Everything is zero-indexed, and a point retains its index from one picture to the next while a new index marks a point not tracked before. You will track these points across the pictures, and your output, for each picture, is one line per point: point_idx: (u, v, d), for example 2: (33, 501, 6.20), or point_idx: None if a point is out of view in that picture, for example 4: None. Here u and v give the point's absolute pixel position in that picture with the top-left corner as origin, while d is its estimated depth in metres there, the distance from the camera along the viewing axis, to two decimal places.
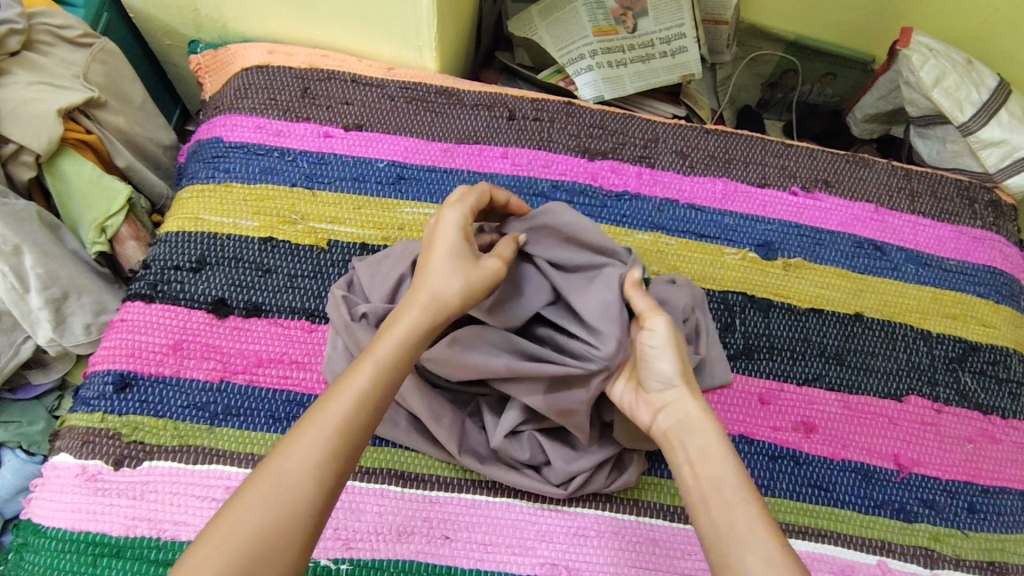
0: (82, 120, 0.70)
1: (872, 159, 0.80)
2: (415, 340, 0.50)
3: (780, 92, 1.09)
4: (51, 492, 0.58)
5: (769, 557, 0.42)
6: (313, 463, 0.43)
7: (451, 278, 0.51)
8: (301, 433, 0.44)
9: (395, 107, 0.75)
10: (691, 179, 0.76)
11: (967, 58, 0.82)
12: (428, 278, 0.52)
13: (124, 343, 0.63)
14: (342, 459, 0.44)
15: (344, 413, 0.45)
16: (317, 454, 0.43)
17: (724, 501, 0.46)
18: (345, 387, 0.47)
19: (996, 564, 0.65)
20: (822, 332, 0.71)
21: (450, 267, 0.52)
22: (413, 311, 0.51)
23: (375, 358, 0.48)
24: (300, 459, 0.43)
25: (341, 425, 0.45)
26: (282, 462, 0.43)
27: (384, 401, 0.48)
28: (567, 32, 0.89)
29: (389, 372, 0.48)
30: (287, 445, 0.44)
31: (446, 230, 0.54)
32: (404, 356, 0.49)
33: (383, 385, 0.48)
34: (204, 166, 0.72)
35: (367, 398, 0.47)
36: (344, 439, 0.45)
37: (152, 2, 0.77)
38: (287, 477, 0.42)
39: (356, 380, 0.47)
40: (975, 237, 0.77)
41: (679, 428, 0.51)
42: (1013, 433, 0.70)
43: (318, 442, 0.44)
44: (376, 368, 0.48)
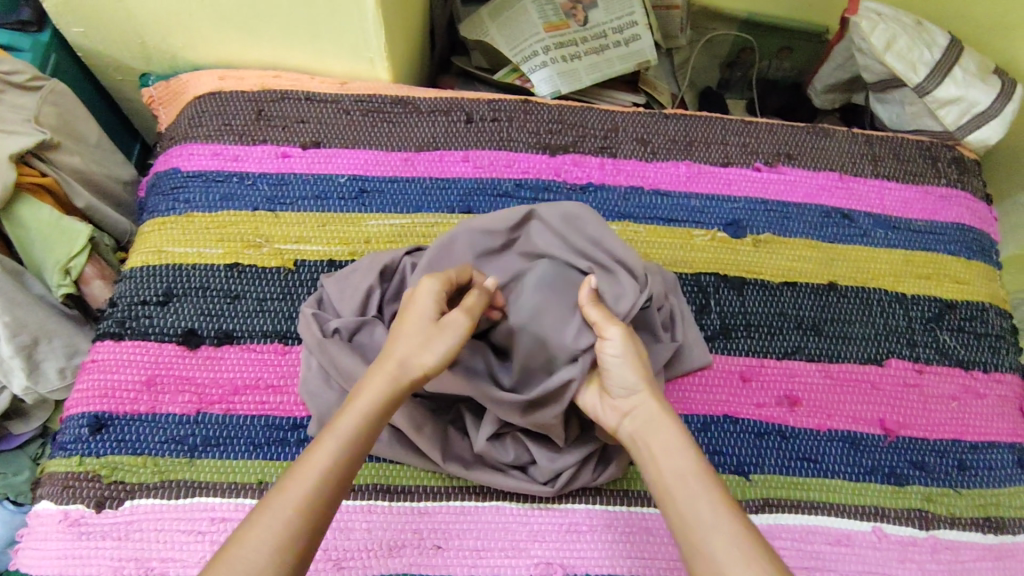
0: (36, 163, 0.70)
1: (832, 128, 0.80)
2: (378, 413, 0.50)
3: (739, 70, 1.09)
4: (34, 542, 0.57)
5: (736, 541, 0.44)
6: (276, 538, 0.43)
7: (424, 349, 0.52)
8: (263, 510, 0.44)
9: (351, 120, 0.75)
10: (653, 165, 0.76)
11: (916, 20, 0.81)
12: (395, 349, 0.52)
13: (96, 383, 0.62)
14: (307, 535, 0.44)
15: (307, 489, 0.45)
16: (281, 530, 0.43)
17: (687, 492, 0.47)
18: (306, 465, 0.46)
19: (991, 519, 0.65)
20: (798, 304, 0.71)
21: (426, 338, 0.52)
22: (378, 380, 0.50)
23: (337, 433, 0.48)
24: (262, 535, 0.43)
25: (317, 492, 0.45)
26: (246, 541, 0.42)
27: (347, 476, 0.47)
28: (518, 31, 0.89)
29: (352, 445, 0.48)
30: (251, 521, 0.44)
31: (417, 305, 0.54)
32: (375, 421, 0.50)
33: (356, 450, 0.48)
34: (164, 198, 0.71)
35: (330, 475, 0.46)
36: (306, 515, 0.44)
37: (98, 39, 0.77)
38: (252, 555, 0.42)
39: (329, 448, 0.47)
40: (941, 195, 0.78)
41: (644, 428, 0.51)
42: (996, 386, 0.71)
43: (294, 508, 0.44)
44: (340, 444, 0.47)
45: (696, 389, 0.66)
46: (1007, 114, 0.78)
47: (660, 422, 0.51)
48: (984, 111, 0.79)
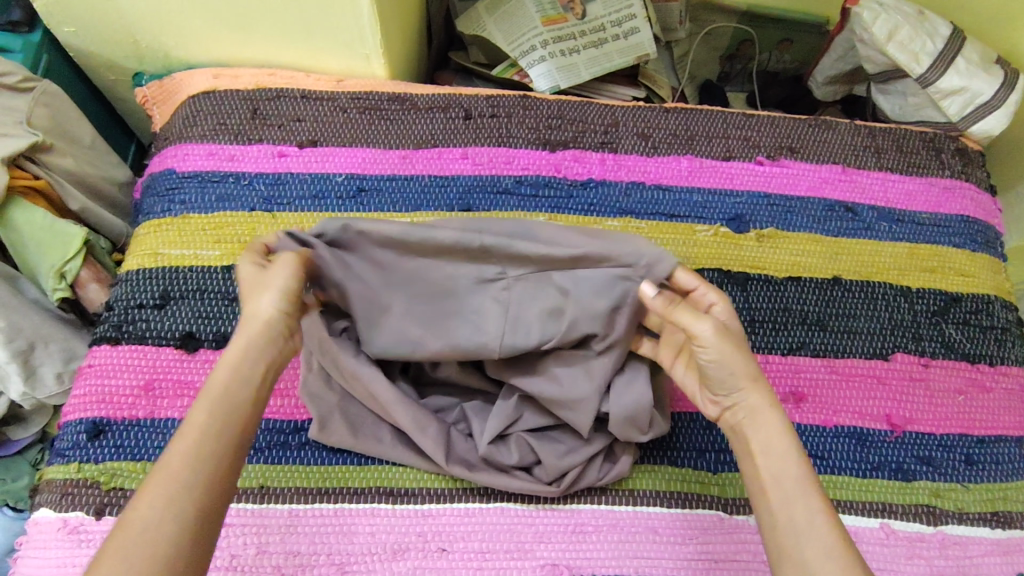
0: (27, 165, 0.69)
1: (834, 121, 0.79)
2: (243, 366, 0.48)
3: (739, 63, 1.08)
4: (34, 549, 0.56)
5: (827, 549, 0.45)
6: (162, 507, 0.42)
7: (265, 297, 0.50)
8: (140, 492, 0.42)
9: (348, 119, 0.74)
10: (655, 160, 0.75)
11: (919, 9, 0.80)
12: (244, 308, 0.51)
13: (92, 389, 0.62)
14: (197, 486, 0.43)
15: (184, 453, 0.44)
16: (171, 486, 0.42)
17: (784, 495, 0.47)
18: (183, 430, 0.45)
19: (999, 513, 0.64)
20: (802, 299, 0.70)
21: (265, 286, 0.50)
22: (240, 341, 0.49)
23: (209, 393, 0.47)
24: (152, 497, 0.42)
25: (203, 429, 0.45)
26: (130, 522, 0.41)
27: (229, 429, 0.46)
28: (516, 26, 0.88)
29: (224, 397, 0.47)
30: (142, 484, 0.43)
31: (246, 276, 0.52)
32: (243, 362, 0.48)
33: (230, 390, 0.47)
34: (159, 200, 0.70)
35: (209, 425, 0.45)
36: (197, 456, 0.44)
37: (90, 39, 0.75)
38: (140, 515, 0.41)
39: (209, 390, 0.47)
40: (945, 187, 0.77)
41: (749, 424, 0.51)
42: (1003, 379, 0.70)
43: (185, 448, 0.44)
44: (222, 395, 0.47)
45: None
46: (1010, 105, 0.77)
47: (766, 422, 0.50)
48: (987, 102, 0.78)
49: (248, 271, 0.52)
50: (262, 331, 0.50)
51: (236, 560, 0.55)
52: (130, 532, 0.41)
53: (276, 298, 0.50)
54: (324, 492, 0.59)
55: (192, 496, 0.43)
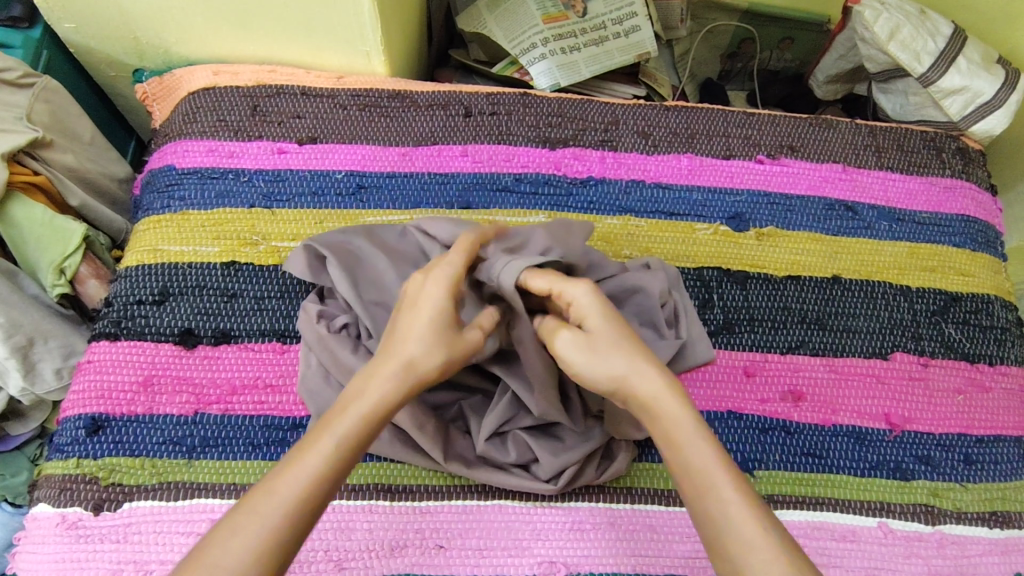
0: (28, 161, 0.69)
1: (835, 119, 0.79)
2: (374, 418, 0.43)
3: (740, 62, 1.08)
4: (33, 545, 0.57)
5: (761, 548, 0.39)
6: (253, 553, 0.37)
7: (431, 348, 0.46)
8: (236, 522, 0.38)
9: (348, 116, 0.74)
10: (655, 158, 0.75)
11: (920, 8, 0.80)
12: (395, 340, 0.46)
13: (92, 385, 0.62)
14: (311, 514, 0.40)
15: (290, 497, 0.39)
16: (267, 531, 0.38)
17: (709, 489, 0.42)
18: (294, 468, 0.40)
19: (998, 513, 0.64)
20: (801, 298, 0.70)
21: (431, 334, 0.46)
22: (385, 374, 0.45)
23: (334, 435, 0.42)
24: (274, 504, 0.39)
25: (316, 478, 0.40)
26: (215, 556, 0.37)
27: (337, 486, 0.41)
28: (517, 23, 0.88)
29: (351, 448, 0.42)
30: (274, 479, 0.40)
31: (427, 294, 0.48)
32: (381, 418, 0.43)
33: (356, 445, 0.42)
34: (158, 196, 0.70)
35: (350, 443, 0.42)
36: (304, 508, 0.39)
37: (91, 35, 0.75)
38: (264, 520, 0.38)
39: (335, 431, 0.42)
40: (945, 186, 0.77)
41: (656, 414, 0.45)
42: (1002, 379, 0.70)
43: (289, 491, 0.39)
44: (362, 426, 0.42)
45: (701, 386, 0.65)
46: (1011, 105, 0.77)
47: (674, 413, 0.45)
48: (988, 101, 0.78)
49: (441, 300, 0.48)
50: (409, 378, 0.45)
51: None
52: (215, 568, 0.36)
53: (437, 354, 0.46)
54: None
55: (285, 547, 0.38)
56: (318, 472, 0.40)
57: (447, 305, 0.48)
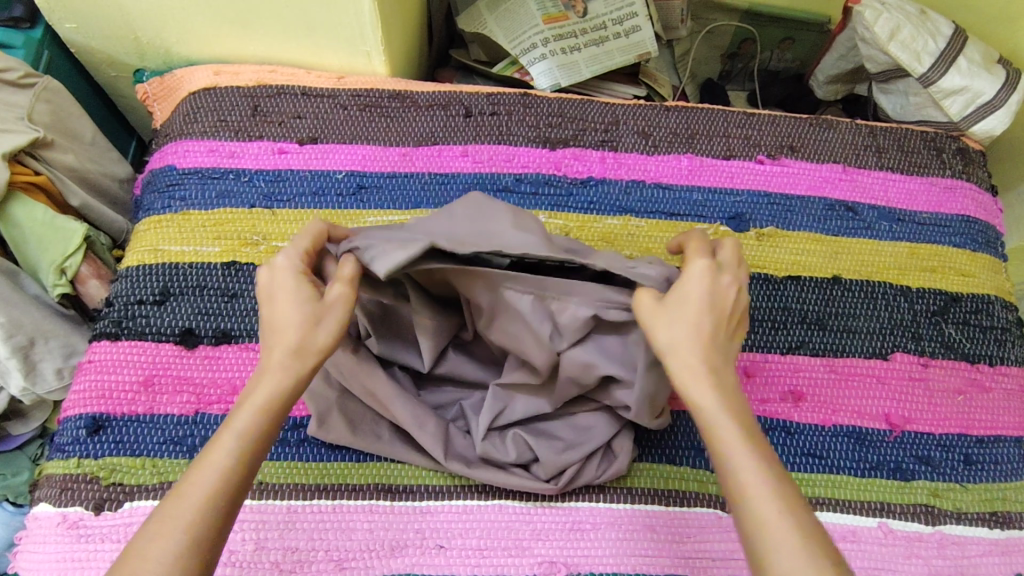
0: (29, 161, 0.69)
1: (835, 120, 0.79)
2: (275, 405, 0.46)
3: (740, 62, 1.08)
4: (34, 545, 0.57)
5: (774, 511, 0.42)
6: (176, 545, 0.40)
7: (307, 326, 0.47)
8: (155, 525, 0.41)
9: (348, 116, 0.74)
10: (655, 158, 0.75)
11: (921, 8, 0.80)
12: (269, 327, 0.47)
13: (93, 385, 0.62)
14: (226, 504, 0.42)
15: (204, 491, 0.42)
16: (183, 525, 0.41)
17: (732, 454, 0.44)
18: (203, 465, 0.43)
19: (998, 513, 0.64)
20: (802, 298, 0.70)
21: (301, 314, 0.47)
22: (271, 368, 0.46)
23: (235, 429, 0.44)
24: (184, 501, 0.41)
25: (224, 470, 0.43)
26: (138, 559, 0.39)
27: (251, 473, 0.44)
28: (517, 23, 0.88)
29: (256, 435, 0.45)
30: (184, 484, 0.42)
31: (282, 282, 0.48)
32: (280, 404, 0.46)
33: (258, 434, 0.45)
34: (159, 196, 0.70)
35: (251, 436, 0.44)
36: (217, 498, 0.42)
37: (92, 35, 0.75)
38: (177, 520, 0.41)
39: (235, 425, 0.45)
40: (945, 186, 0.77)
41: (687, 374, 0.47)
42: (1002, 379, 0.70)
43: (204, 486, 0.42)
44: (261, 414, 0.45)
45: None
46: (1012, 104, 0.77)
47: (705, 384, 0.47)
48: (989, 101, 0.77)
49: (299, 284, 0.48)
50: (292, 366, 0.46)
51: (234, 556, 0.56)
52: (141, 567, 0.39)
53: (310, 334, 0.47)
54: (322, 488, 0.59)
55: (208, 536, 0.41)
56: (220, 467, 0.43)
57: (303, 286, 0.48)
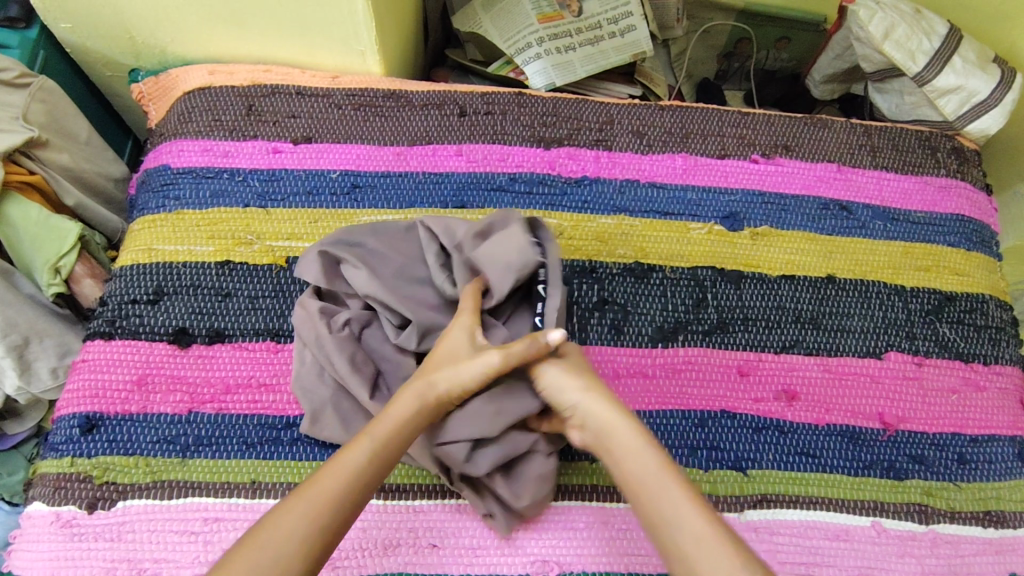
0: (24, 161, 0.69)
1: (830, 119, 0.79)
2: (395, 443, 0.52)
3: (736, 61, 1.08)
4: (27, 543, 0.57)
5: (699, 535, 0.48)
6: (309, 523, 0.47)
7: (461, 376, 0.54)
8: (289, 505, 0.48)
9: (343, 115, 0.74)
10: (649, 157, 0.75)
11: (915, 7, 0.80)
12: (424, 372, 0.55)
13: (86, 384, 0.62)
14: (340, 514, 0.49)
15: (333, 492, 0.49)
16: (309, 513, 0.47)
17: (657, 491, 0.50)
18: (333, 472, 0.50)
19: (992, 513, 0.64)
20: (796, 297, 0.70)
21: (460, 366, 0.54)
22: (408, 399, 0.54)
23: (367, 447, 0.51)
24: (312, 496, 0.48)
25: (349, 484, 0.49)
26: (270, 530, 0.46)
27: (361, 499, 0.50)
28: (512, 22, 0.88)
29: (375, 468, 0.51)
30: (293, 500, 0.48)
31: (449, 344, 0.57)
32: (402, 444, 0.53)
33: (379, 463, 0.51)
34: (153, 196, 0.70)
35: (355, 481, 0.50)
36: (336, 505, 0.48)
37: (87, 34, 0.75)
38: (284, 536, 0.46)
39: (358, 451, 0.51)
40: (940, 186, 0.77)
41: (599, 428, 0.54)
42: (996, 378, 0.70)
43: (328, 490, 0.49)
44: (379, 447, 0.52)
45: (694, 384, 0.65)
46: (1007, 103, 0.77)
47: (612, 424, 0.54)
48: (984, 101, 0.77)
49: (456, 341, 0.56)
50: (428, 406, 0.54)
51: None
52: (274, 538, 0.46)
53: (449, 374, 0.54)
54: None
55: (323, 532, 0.47)
56: (324, 499, 0.48)
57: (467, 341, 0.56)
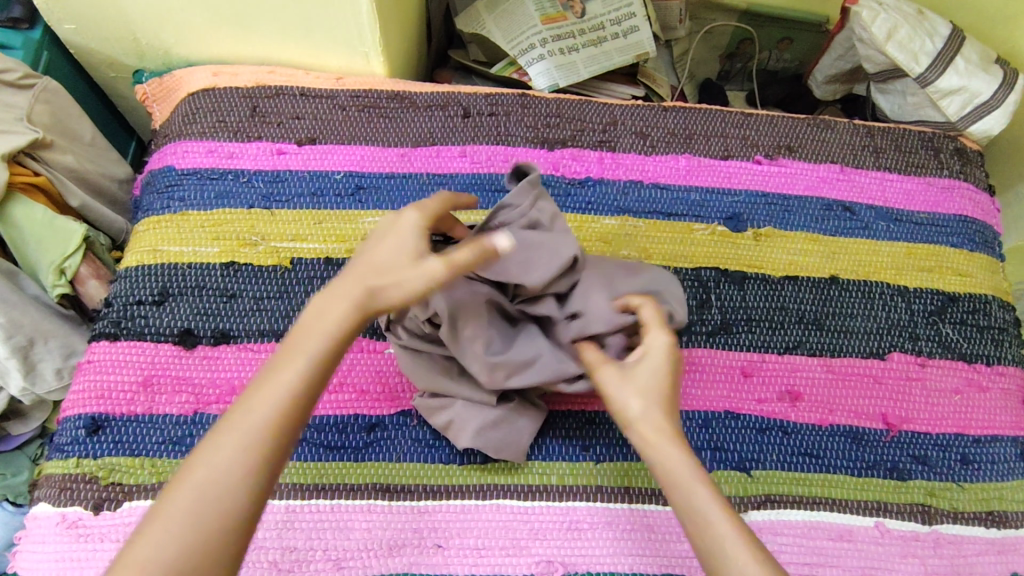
0: (28, 162, 0.69)
1: (834, 120, 0.79)
2: (332, 348, 0.45)
3: (739, 62, 1.08)
4: (33, 544, 0.57)
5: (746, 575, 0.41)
6: (240, 461, 0.41)
7: (395, 275, 0.47)
8: (217, 439, 0.41)
9: (347, 117, 0.74)
10: (653, 159, 0.75)
11: (918, 8, 0.80)
12: (362, 263, 0.48)
13: (92, 384, 0.62)
14: (280, 436, 0.42)
15: (264, 415, 0.42)
16: (243, 446, 0.41)
17: (699, 524, 0.44)
18: (269, 388, 0.43)
19: (994, 513, 0.65)
20: (799, 298, 0.70)
21: (403, 263, 0.48)
22: (344, 299, 0.46)
23: (305, 353, 0.45)
24: (245, 422, 0.42)
25: (285, 399, 0.43)
26: (202, 473, 0.40)
27: (302, 416, 0.44)
28: (516, 24, 0.88)
29: (313, 381, 0.44)
30: (210, 447, 0.41)
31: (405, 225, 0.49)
32: (338, 343, 0.46)
33: (317, 374, 0.44)
34: (158, 197, 0.71)
35: (287, 414, 0.43)
36: (272, 428, 0.42)
37: (91, 36, 0.75)
38: (211, 484, 0.40)
39: (285, 373, 0.44)
40: (942, 187, 0.77)
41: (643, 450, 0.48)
42: (999, 379, 0.70)
43: (259, 414, 0.42)
44: (315, 353, 0.45)
45: (698, 385, 0.65)
46: (1009, 105, 0.77)
47: (668, 452, 0.47)
48: (987, 102, 0.78)
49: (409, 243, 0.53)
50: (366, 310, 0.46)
51: None
52: (201, 481, 0.40)
53: (398, 285, 0.47)
54: (320, 488, 0.59)
55: (267, 458, 0.42)
56: (253, 427, 0.42)
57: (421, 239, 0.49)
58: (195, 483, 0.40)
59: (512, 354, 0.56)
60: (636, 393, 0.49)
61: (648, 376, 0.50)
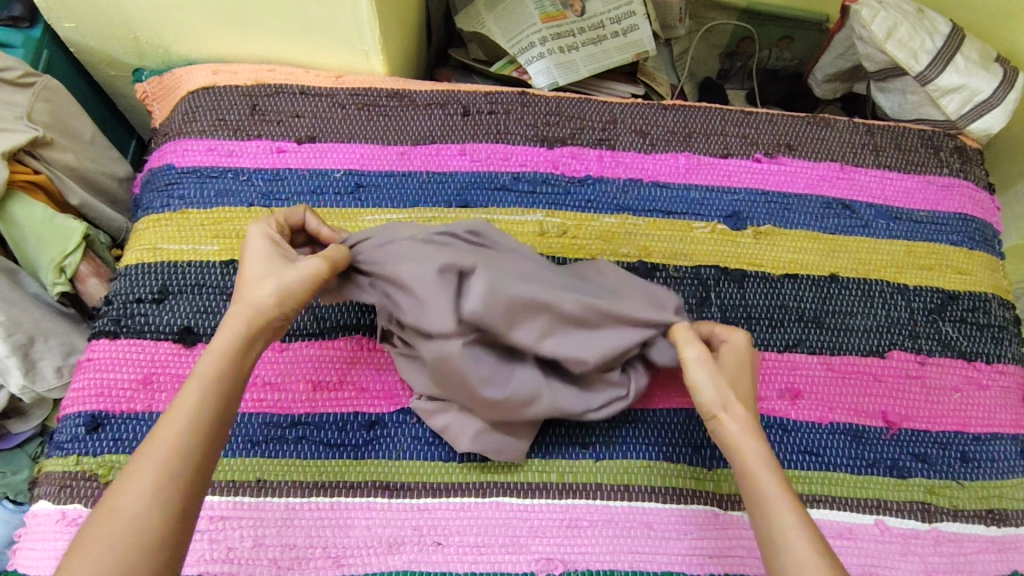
0: (28, 160, 0.69)
1: (833, 119, 0.79)
2: (230, 372, 0.50)
3: (739, 61, 1.08)
4: (33, 542, 0.57)
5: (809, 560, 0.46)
6: (153, 485, 0.44)
7: (262, 282, 0.53)
8: (132, 471, 0.44)
9: (346, 115, 0.74)
10: (653, 157, 0.75)
11: (917, 7, 0.80)
12: (245, 288, 0.53)
13: (92, 382, 0.62)
14: (192, 458, 0.46)
15: (171, 441, 0.46)
16: (153, 473, 0.44)
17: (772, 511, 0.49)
18: (173, 414, 0.47)
19: (994, 511, 0.65)
20: (799, 296, 0.70)
21: (263, 273, 0.53)
22: (235, 322, 0.52)
23: (201, 379, 0.49)
24: (156, 449, 0.45)
25: (189, 424, 0.47)
26: (118, 502, 0.43)
27: (210, 438, 0.47)
28: (515, 22, 0.88)
29: (213, 404, 0.48)
30: (124, 482, 0.44)
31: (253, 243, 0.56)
32: (235, 367, 0.50)
33: (218, 396, 0.49)
34: (158, 195, 0.71)
35: (194, 434, 0.46)
36: (180, 452, 0.45)
37: (92, 35, 0.76)
38: (126, 512, 0.43)
39: (183, 401, 0.48)
40: (942, 185, 0.77)
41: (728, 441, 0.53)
42: (999, 377, 0.70)
43: (165, 441, 0.46)
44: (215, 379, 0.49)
45: None
46: (1009, 103, 0.77)
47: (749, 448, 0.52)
48: (986, 100, 0.78)
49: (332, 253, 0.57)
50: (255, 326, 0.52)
51: (234, 552, 0.56)
52: (117, 512, 0.43)
53: (258, 288, 0.53)
54: (319, 486, 0.59)
55: (181, 480, 0.45)
56: (165, 454, 0.45)
57: (267, 251, 0.55)
58: (109, 515, 0.43)
59: (513, 389, 0.56)
60: (723, 389, 0.55)
61: (734, 367, 0.56)
